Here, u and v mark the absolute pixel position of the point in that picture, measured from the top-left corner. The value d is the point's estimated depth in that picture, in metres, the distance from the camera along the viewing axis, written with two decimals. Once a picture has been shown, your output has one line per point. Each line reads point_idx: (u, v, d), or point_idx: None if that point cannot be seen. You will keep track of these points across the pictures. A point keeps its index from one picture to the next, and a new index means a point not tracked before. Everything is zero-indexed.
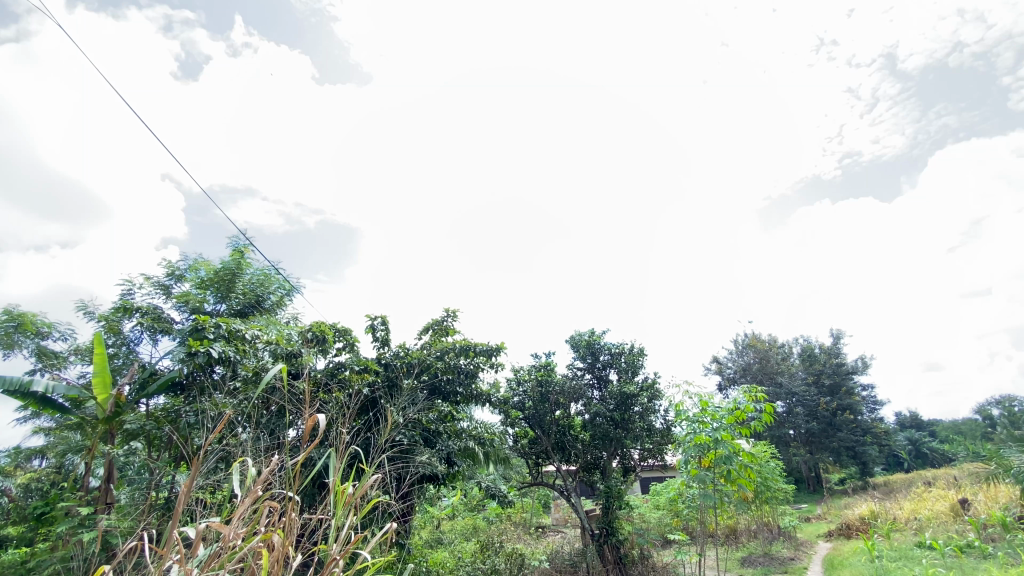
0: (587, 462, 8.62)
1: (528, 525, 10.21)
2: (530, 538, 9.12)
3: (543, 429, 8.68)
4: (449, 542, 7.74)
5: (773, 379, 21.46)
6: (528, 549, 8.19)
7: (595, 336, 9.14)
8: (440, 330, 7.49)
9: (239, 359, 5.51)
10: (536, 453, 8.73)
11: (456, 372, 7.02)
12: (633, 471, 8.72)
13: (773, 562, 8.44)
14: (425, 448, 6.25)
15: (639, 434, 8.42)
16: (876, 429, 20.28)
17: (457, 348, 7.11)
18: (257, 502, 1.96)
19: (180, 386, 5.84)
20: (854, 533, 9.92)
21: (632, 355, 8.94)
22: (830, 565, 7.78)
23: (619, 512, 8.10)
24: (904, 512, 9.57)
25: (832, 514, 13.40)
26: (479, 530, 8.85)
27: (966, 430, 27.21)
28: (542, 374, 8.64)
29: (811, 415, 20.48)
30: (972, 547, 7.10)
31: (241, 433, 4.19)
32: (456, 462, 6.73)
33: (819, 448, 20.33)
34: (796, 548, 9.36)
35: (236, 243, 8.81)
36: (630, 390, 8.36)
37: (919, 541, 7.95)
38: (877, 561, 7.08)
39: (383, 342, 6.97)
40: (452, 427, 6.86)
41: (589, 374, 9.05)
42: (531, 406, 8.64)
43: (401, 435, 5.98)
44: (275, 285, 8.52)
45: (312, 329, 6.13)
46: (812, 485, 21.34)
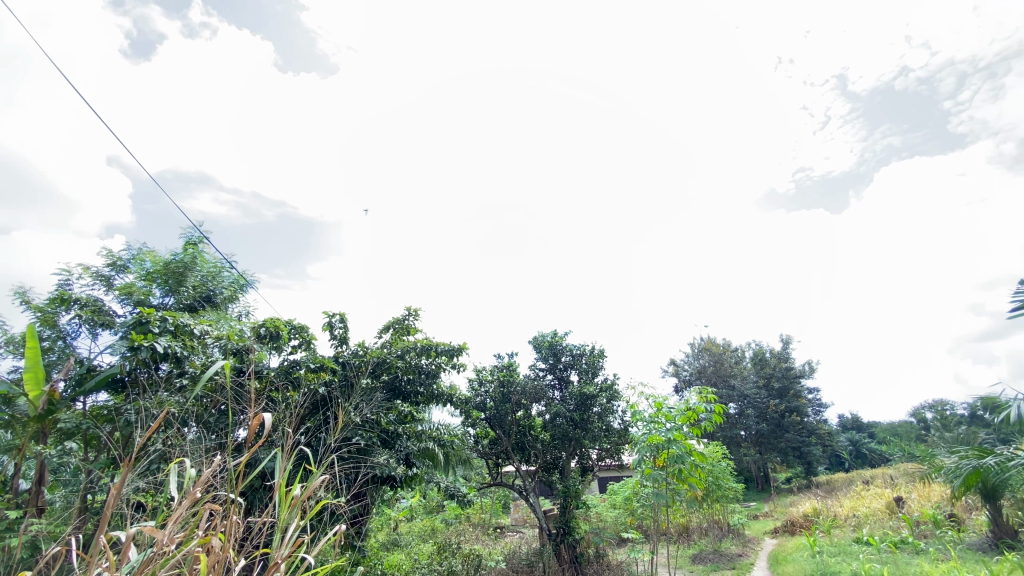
0: (546, 462, 8.70)
1: (486, 525, 10.19)
2: (488, 539, 9.12)
3: (504, 429, 8.67)
4: (405, 543, 7.62)
5: (725, 382, 22.28)
6: (486, 550, 8.16)
7: (557, 337, 9.22)
8: (401, 329, 7.37)
9: (187, 355, 5.26)
10: (496, 454, 8.72)
11: (416, 372, 6.91)
12: (591, 471, 8.86)
13: (723, 558, 8.71)
14: (382, 448, 6.14)
15: (598, 434, 8.53)
16: (820, 430, 21.32)
17: (418, 348, 6.97)
18: (196, 505, 1.87)
19: (123, 382, 5.46)
20: (798, 530, 10.38)
21: (593, 356, 9.07)
22: (775, 561, 8.12)
23: (576, 512, 8.20)
24: (845, 509, 10.10)
25: (778, 511, 14.03)
26: (437, 531, 8.76)
27: (902, 432, 28.95)
28: (503, 374, 8.63)
29: (761, 417, 21.34)
30: (906, 543, 7.55)
31: (185, 432, 3.98)
32: (414, 463, 6.63)
33: (768, 448, 21.20)
34: (744, 545, 9.71)
35: (187, 234, 8.41)
36: (590, 391, 8.47)
37: (857, 537, 8.41)
38: (818, 556, 7.46)
39: (341, 340, 6.80)
40: (411, 428, 6.77)
41: (551, 374, 9.12)
42: (492, 406, 8.61)
43: (355, 434, 5.85)
44: (227, 279, 8.19)
45: (265, 325, 5.92)
46: (761, 484, 22.24)
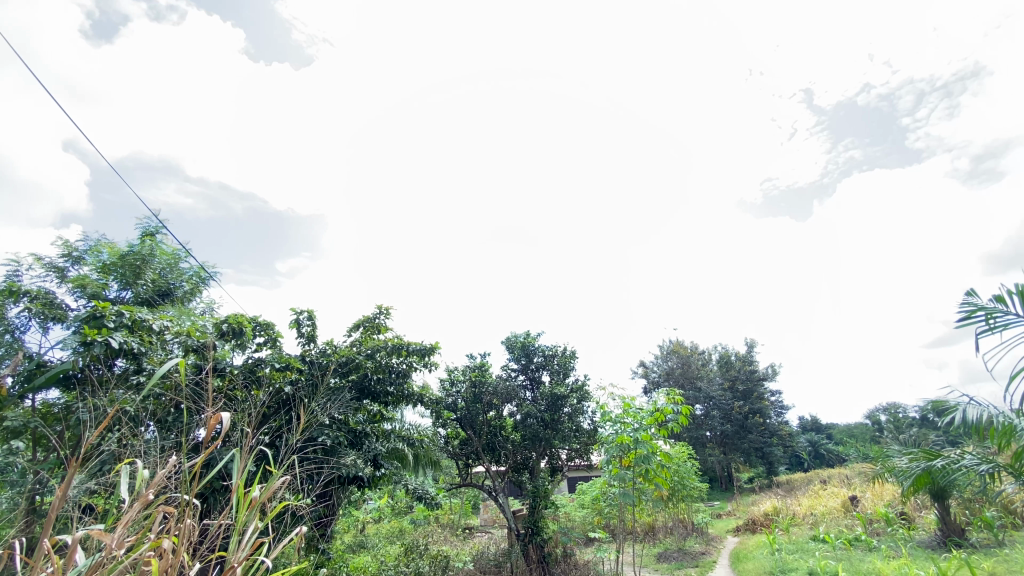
0: (516, 462, 8.71)
1: (455, 525, 10.15)
2: (456, 540, 9.07)
3: (474, 430, 8.64)
4: (372, 545, 7.51)
5: (692, 384, 23.11)
6: (454, 551, 8.11)
7: (530, 337, 9.24)
8: (371, 327, 7.26)
9: (145, 352, 5.06)
10: (466, 454, 8.69)
11: (386, 372, 6.80)
12: (560, 471, 8.93)
13: (686, 557, 8.90)
14: (350, 449, 6.03)
15: (568, 434, 8.59)
16: (782, 431, 22.02)
17: (389, 347, 6.86)
18: (148, 507, 1.79)
19: (75, 379, 5.22)
20: (759, 528, 10.68)
21: (565, 357, 9.14)
22: (737, 558, 8.35)
23: (545, 512, 8.24)
24: (803, 508, 10.46)
25: (740, 509, 14.43)
26: (405, 532, 8.65)
27: (858, 434, 30.18)
28: (475, 375, 8.60)
29: (726, 418, 21.88)
30: (859, 540, 7.87)
31: (139, 431, 3.82)
32: (383, 464, 6.55)
33: (732, 449, 21.77)
34: (708, 543, 9.93)
35: (146, 225, 8.10)
36: (561, 392, 8.53)
37: (814, 534, 8.72)
38: (777, 553, 7.70)
39: (309, 338, 6.67)
40: (379, 428, 6.68)
41: (523, 375, 9.14)
42: (463, 406, 8.55)
43: (320, 434, 5.73)
44: (189, 273, 7.92)
45: (227, 321, 5.74)
46: (725, 483, 22.80)
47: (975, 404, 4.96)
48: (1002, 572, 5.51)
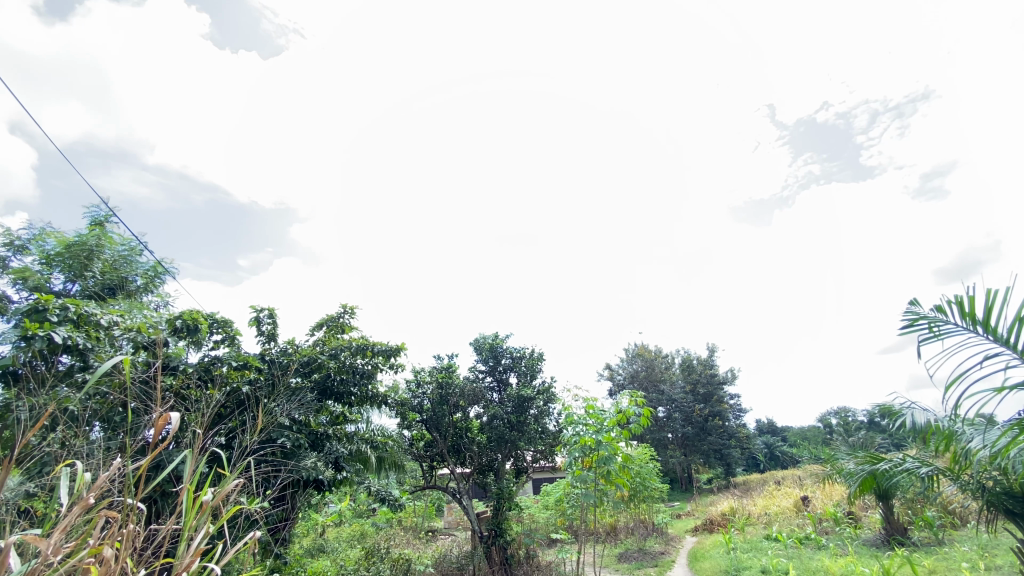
0: (481, 464, 8.70)
1: (418, 528, 10.06)
2: (419, 543, 8.98)
3: (440, 432, 8.54)
4: (331, 549, 7.34)
5: (655, 387, 23.76)
6: (416, 554, 8.02)
7: (498, 339, 9.25)
8: (335, 327, 7.11)
9: (91, 348, 4.82)
10: (431, 456, 8.62)
11: (350, 372, 6.66)
12: (525, 473, 8.98)
13: (646, 557, 9.05)
14: (310, 451, 5.90)
15: (533, 436, 8.61)
16: (739, 434, 22.77)
17: (353, 348, 6.71)
18: (89, 511, 1.70)
19: (13, 375, 4.90)
20: (716, 528, 11.00)
21: (532, 359, 9.19)
22: (694, 557, 8.56)
23: (508, 513, 8.26)
24: (758, 508, 10.83)
25: (699, 510, 14.78)
26: (367, 535, 8.46)
27: (810, 436, 31.51)
28: (442, 376, 8.45)
29: (687, 420, 22.43)
30: (809, 539, 8.19)
31: (81, 432, 3.63)
32: (344, 466, 6.43)
33: (692, 450, 22.34)
34: (667, 543, 10.17)
35: (95, 215, 7.72)
36: (527, 394, 8.56)
37: (767, 533, 9.04)
38: (732, 552, 7.95)
39: (269, 337, 6.47)
40: (341, 430, 6.55)
41: (490, 376, 9.14)
42: (428, 408, 8.41)
43: (279, 435, 5.56)
44: (143, 266, 7.59)
45: (181, 317, 5.53)
46: (685, 484, 23.34)
47: (920, 409, 5.24)
48: (938, 568, 5.84)
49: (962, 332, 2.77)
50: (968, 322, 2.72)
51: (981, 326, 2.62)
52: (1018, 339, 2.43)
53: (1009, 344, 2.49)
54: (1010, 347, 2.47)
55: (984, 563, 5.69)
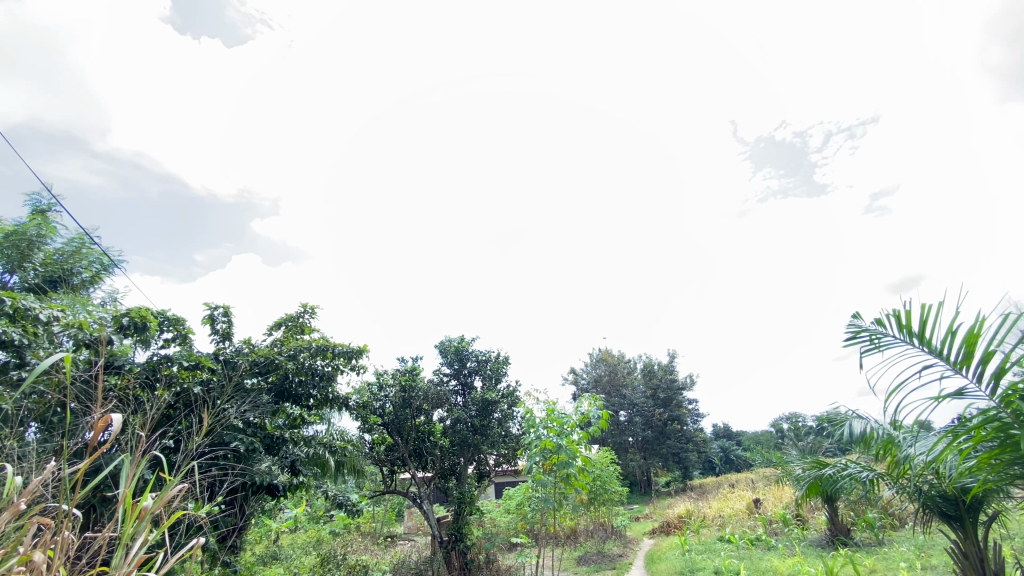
0: (443, 468, 8.63)
1: (376, 534, 9.88)
2: (377, 549, 8.81)
3: (401, 436, 8.38)
4: (285, 556, 7.05)
5: (617, 391, 24.25)
6: (374, 560, 7.84)
7: (464, 342, 9.20)
8: (294, 327, 6.92)
9: (28, 344, 4.52)
10: (392, 460, 8.47)
11: (309, 374, 6.48)
12: (487, 477, 8.96)
13: (605, 559, 9.18)
14: (265, 455, 5.72)
15: (496, 440, 8.59)
16: (697, 438, 23.44)
17: (313, 348, 6.55)
18: (18, 518, 1.59)
19: None
20: (672, 530, 11.26)
21: (497, 363, 9.21)
22: (651, 560, 8.72)
23: (469, 518, 8.23)
24: (712, 510, 11.17)
25: (656, 513, 15.12)
26: (323, 542, 8.19)
27: (762, 439, 32.79)
28: (405, 379, 8.30)
29: (647, 424, 22.93)
30: (760, 540, 8.51)
31: (12, 432, 3.40)
32: (301, 471, 6.25)
33: (652, 454, 22.81)
34: (625, 545, 10.34)
35: (38, 203, 7.29)
36: (492, 398, 8.58)
37: (720, 535, 9.32)
38: (687, 554, 8.19)
39: (224, 336, 6.24)
40: (298, 433, 6.36)
41: (455, 380, 9.09)
42: (390, 411, 8.27)
43: (232, 439, 5.34)
44: (93, 259, 7.23)
45: (129, 314, 5.26)
46: (643, 488, 23.76)
47: (861, 417, 5.57)
48: (878, 568, 6.17)
49: (903, 344, 2.89)
50: (905, 334, 2.85)
51: (917, 339, 2.78)
52: (952, 350, 2.57)
53: (942, 355, 2.65)
54: (944, 358, 2.61)
55: (920, 563, 6.05)
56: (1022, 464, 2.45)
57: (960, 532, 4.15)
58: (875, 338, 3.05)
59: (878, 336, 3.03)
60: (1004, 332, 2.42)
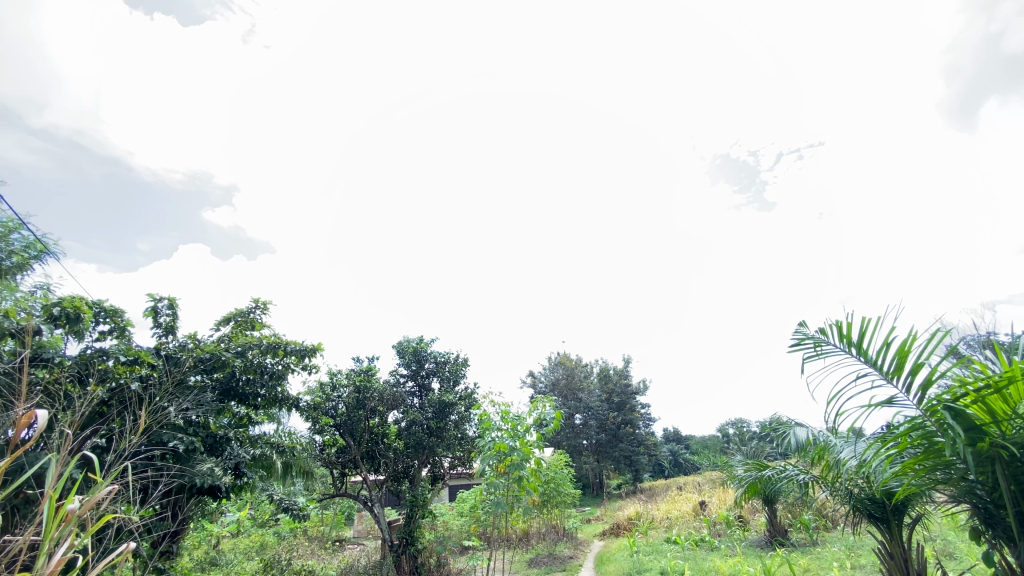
0: (396, 471, 8.51)
1: (324, 538, 9.59)
2: (325, 553, 8.55)
3: (354, 438, 8.16)
4: (225, 561, 6.66)
5: (573, 395, 24.75)
6: (320, 565, 7.59)
7: (423, 343, 9.10)
8: (244, 323, 6.64)
9: None
10: (343, 462, 8.24)
11: (258, 372, 6.23)
12: (441, 479, 8.90)
13: (555, 561, 9.27)
14: (207, 456, 5.47)
15: (451, 443, 8.54)
16: (648, 441, 24.09)
17: (263, 346, 6.29)
18: None
19: None
20: (622, 532, 11.51)
21: (456, 365, 9.17)
22: (600, 561, 8.88)
23: (421, 521, 8.13)
24: (660, 512, 11.50)
25: (608, 515, 15.42)
26: (267, 547, 7.85)
27: (709, 443, 34.08)
28: (360, 379, 8.10)
29: (601, 428, 23.35)
30: (704, 541, 8.84)
31: None
32: (244, 473, 5.98)
33: (605, 457, 23.20)
34: (576, 547, 10.50)
35: None
36: (449, 399, 8.54)
37: (667, 536, 9.62)
38: (635, 555, 8.40)
39: (167, 330, 5.92)
40: (244, 433, 6.13)
41: (412, 381, 8.98)
42: (343, 413, 8.04)
43: (170, 438, 5.06)
44: (18, 243, 6.60)
45: (60, 304, 4.88)
46: (596, 490, 24.09)
47: (801, 425, 5.89)
48: (811, 567, 6.53)
49: (842, 353, 3.04)
50: (844, 344, 3.02)
51: (855, 348, 2.96)
52: (884, 360, 2.76)
53: (876, 365, 2.84)
54: (877, 368, 2.81)
55: (849, 563, 6.45)
56: (942, 469, 2.68)
57: (887, 533, 4.44)
58: (817, 346, 3.18)
59: (819, 344, 3.17)
60: (932, 346, 2.64)
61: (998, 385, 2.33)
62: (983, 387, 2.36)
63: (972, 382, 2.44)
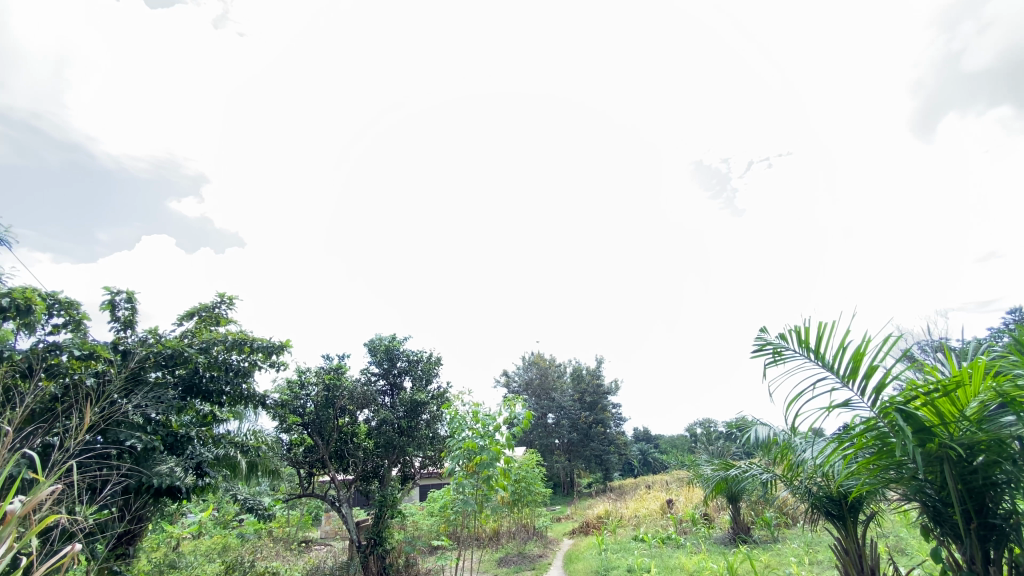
0: (365, 471, 8.40)
1: (289, 539, 9.38)
2: (290, 555, 8.38)
3: (322, 437, 8.01)
4: (184, 565, 6.29)
5: (546, 395, 24.93)
6: (284, 566, 7.43)
7: (395, 341, 9.00)
8: (209, 318, 6.44)
9: None
10: (311, 462, 8.07)
11: (222, 369, 6.05)
12: (411, 479, 8.82)
13: (524, 561, 9.30)
14: (167, 455, 5.29)
15: (422, 442, 8.48)
16: (619, 440, 24.44)
17: (228, 342, 6.12)
18: None
19: None
20: (591, 530, 11.64)
21: (429, 364, 9.11)
22: (569, 560, 8.96)
23: (390, 521, 8.04)
24: (629, 511, 11.69)
25: (577, 513, 15.59)
26: (230, 548, 7.58)
27: (677, 442, 34.81)
28: (330, 377, 7.96)
29: (573, 427, 23.58)
30: (670, 539, 9.02)
31: None
32: (207, 472, 5.80)
33: (576, 456, 23.41)
34: (545, 546, 10.57)
35: None
36: (421, 399, 8.48)
37: (634, 535, 9.78)
38: (603, 553, 8.52)
39: (126, 325, 5.70)
40: (207, 432, 5.94)
41: (383, 379, 8.86)
42: (311, 411, 7.90)
43: (127, 437, 4.87)
44: None
45: (11, 296, 4.63)
46: (567, 489, 24.24)
47: (764, 425, 6.08)
48: (772, 563, 6.73)
49: (801, 358, 3.13)
50: (803, 348, 3.11)
51: (813, 353, 3.06)
52: (841, 364, 2.86)
53: (833, 369, 2.95)
54: (834, 371, 2.90)
55: (807, 558, 6.69)
56: (895, 469, 2.79)
57: (843, 530, 4.61)
58: (777, 351, 3.28)
59: (779, 349, 3.26)
60: (885, 350, 2.75)
61: (947, 389, 2.44)
62: (933, 390, 2.47)
63: (922, 385, 2.55)
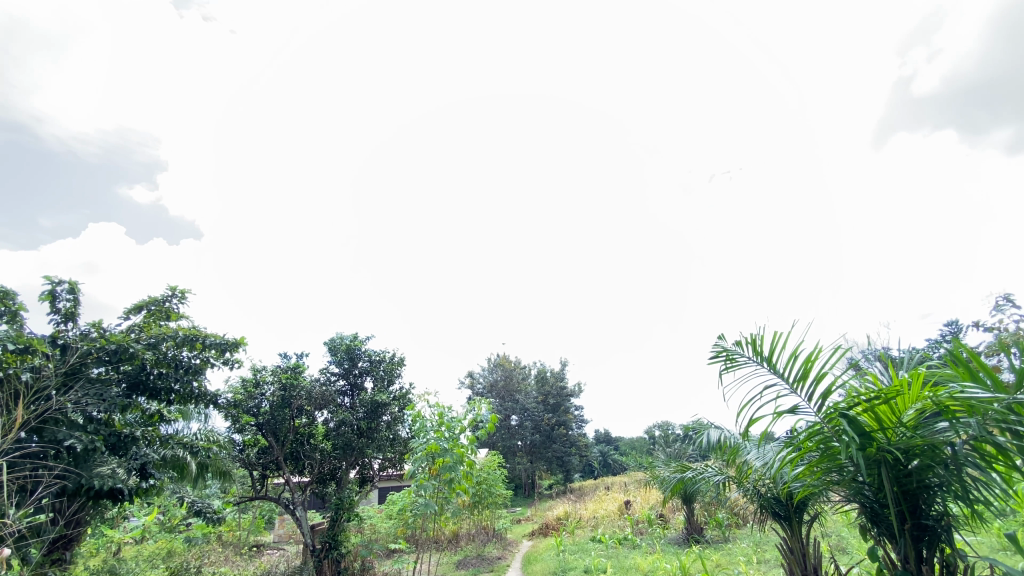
0: (322, 472, 8.22)
1: (240, 544, 9.09)
2: (240, 560, 8.10)
3: (277, 438, 7.78)
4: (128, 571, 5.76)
5: (510, 396, 24.98)
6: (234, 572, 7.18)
7: (357, 341, 8.84)
8: (158, 313, 6.16)
9: None
10: (264, 463, 7.83)
11: (171, 366, 5.78)
12: (370, 481, 8.68)
13: (483, 562, 9.30)
14: (109, 456, 5.01)
15: (382, 443, 8.35)
16: (581, 442, 24.77)
17: (179, 338, 5.86)
18: None
19: None
20: (550, 531, 11.74)
21: (391, 364, 8.99)
22: (527, 561, 9.01)
23: (347, 524, 7.87)
24: (587, 512, 11.85)
25: (538, 515, 15.72)
26: (176, 553, 7.25)
27: (636, 443, 35.53)
28: (287, 377, 7.72)
29: (536, 428, 23.70)
30: (627, 539, 9.20)
31: None
32: (152, 474, 5.50)
33: (538, 458, 23.52)
34: (504, 548, 10.59)
35: None
36: (382, 399, 8.34)
37: (592, 535, 9.91)
38: (561, 554, 8.62)
39: (66, 318, 5.38)
40: (154, 432, 5.68)
41: (343, 379, 8.68)
42: (267, 411, 7.64)
43: (66, 437, 4.61)
44: None
45: None
46: (527, 491, 24.35)
47: (718, 428, 6.28)
48: (722, 563, 6.96)
49: (754, 365, 3.26)
50: (756, 356, 3.24)
51: (765, 361, 3.19)
52: (791, 371, 3.00)
53: (783, 376, 3.09)
54: (784, 377, 3.05)
55: (755, 557, 6.97)
56: (836, 471, 2.96)
57: (788, 529, 4.82)
58: (731, 359, 3.40)
59: (733, 357, 3.39)
60: (833, 359, 2.90)
61: (887, 397, 2.61)
62: (874, 398, 2.64)
63: (865, 393, 2.70)
